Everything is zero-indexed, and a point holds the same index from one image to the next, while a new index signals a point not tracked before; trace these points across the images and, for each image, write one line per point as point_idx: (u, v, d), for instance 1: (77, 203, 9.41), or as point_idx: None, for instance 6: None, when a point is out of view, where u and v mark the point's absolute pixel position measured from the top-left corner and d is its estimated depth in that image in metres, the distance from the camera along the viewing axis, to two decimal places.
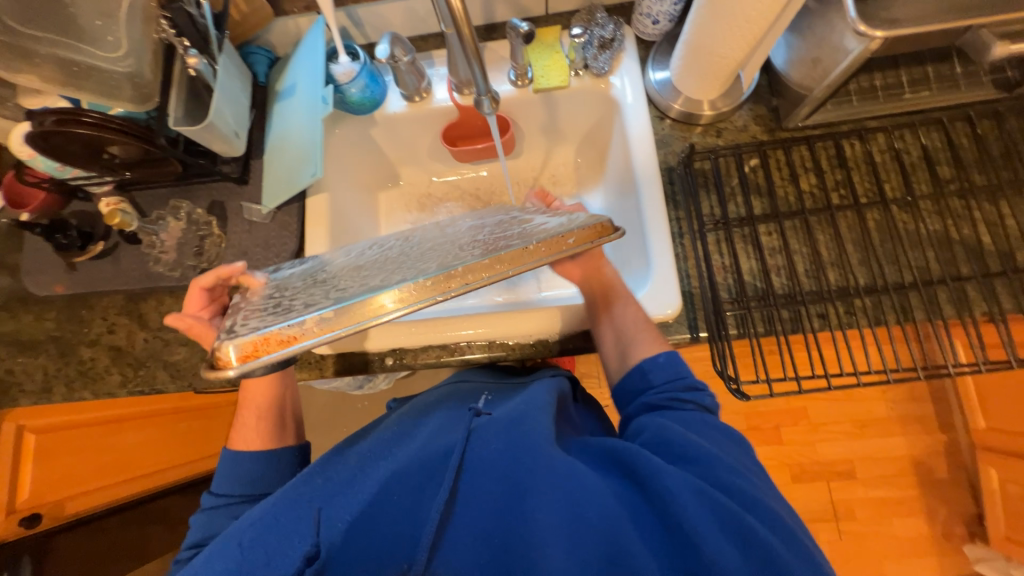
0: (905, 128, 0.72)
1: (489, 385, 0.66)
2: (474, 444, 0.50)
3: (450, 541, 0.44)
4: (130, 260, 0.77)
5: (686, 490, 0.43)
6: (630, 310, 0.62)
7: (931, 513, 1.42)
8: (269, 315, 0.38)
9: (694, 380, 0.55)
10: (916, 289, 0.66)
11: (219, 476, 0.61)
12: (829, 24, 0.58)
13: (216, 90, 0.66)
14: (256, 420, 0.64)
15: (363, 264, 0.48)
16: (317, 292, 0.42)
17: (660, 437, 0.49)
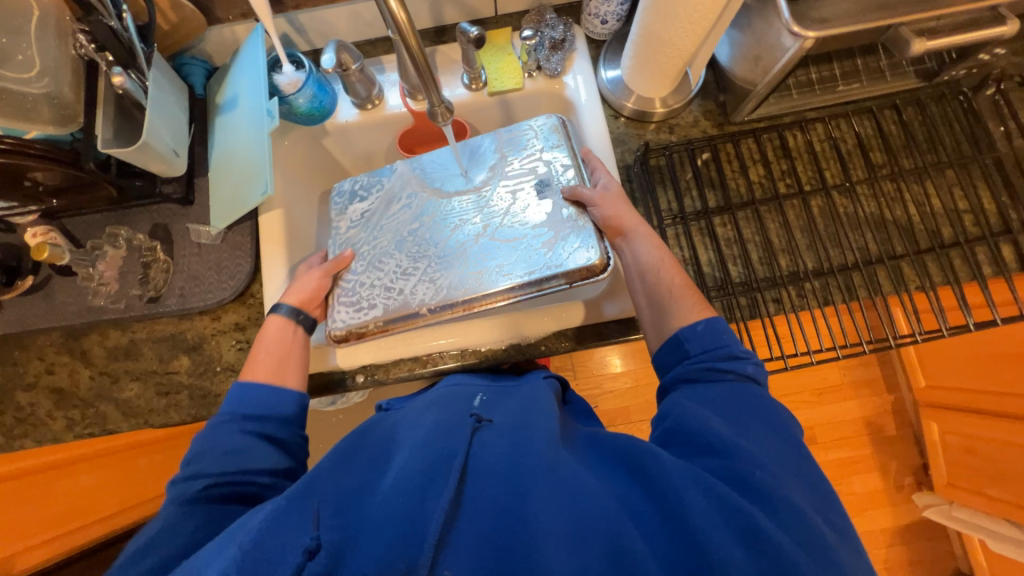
0: (841, 118, 0.76)
1: (483, 386, 0.63)
2: (478, 448, 0.48)
3: (452, 542, 0.41)
4: (66, 293, 0.71)
5: (696, 492, 0.42)
6: (669, 274, 0.60)
7: (883, 468, 1.55)
8: (352, 309, 0.70)
9: (736, 350, 0.53)
10: (858, 270, 0.70)
11: (231, 396, 0.59)
12: (765, 23, 0.60)
13: (148, 107, 0.62)
14: (271, 358, 0.63)
15: (414, 255, 0.72)
16: (381, 293, 0.70)
17: (679, 426, 0.48)
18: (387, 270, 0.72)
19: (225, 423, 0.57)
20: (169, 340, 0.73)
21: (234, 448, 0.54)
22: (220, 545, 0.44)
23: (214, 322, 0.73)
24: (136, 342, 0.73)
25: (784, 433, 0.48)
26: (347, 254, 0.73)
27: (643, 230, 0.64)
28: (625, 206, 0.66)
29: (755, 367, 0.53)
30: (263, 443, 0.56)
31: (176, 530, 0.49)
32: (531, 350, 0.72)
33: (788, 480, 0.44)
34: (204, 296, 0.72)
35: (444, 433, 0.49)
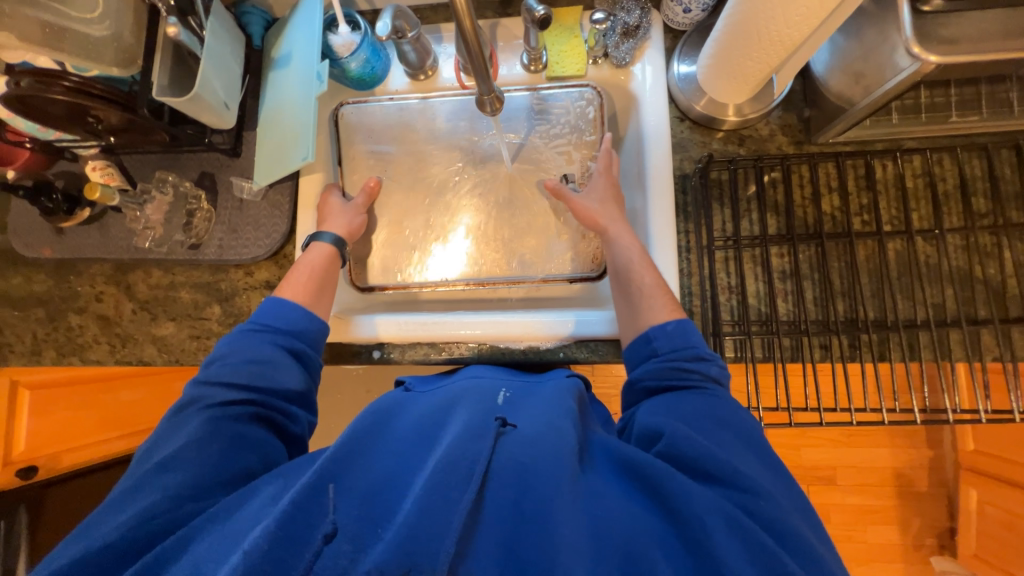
0: (945, 152, 0.66)
1: (506, 380, 0.59)
2: (502, 456, 0.43)
3: (474, 554, 0.38)
4: (117, 229, 0.75)
5: (712, 512, 0.40)
6: (640, 274, 0.60)
7: (905, 524, 1.45)
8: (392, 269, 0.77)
9: (703, 350, 0.52)
10: (928, 328, 0.63)
11: (262, 311, 0.60)
12: (878, 36, 0.52)
13: (203, 58, 0.61)
14: (306, 278, 0.64)
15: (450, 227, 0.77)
16: (419, 256, 0.77)
17: (673, 447, 0.45)
18: (413, 235, 0.77)
19: (250, 336, 0.57)
20: (205, 287, 0.76)
21: (260, 360, 0.55)
22: (229, 530, 0.42)
23: (247, 277, 0.75)
24: (175, 284, 0.77)
25: (766, 453, 0.47)
26: (372, 182, 0.74)
27: (615, 230, 0.64)
28: (611, 204, 0.67)
29: (719, 370, 0.52)
30: (287, 359, 0.57)
31: (198, 442, 0.49)
32: (549, 355, 0.70)
33: (787, 504, 0.43)
34: (241, 251, 0.73)
35: (465, 438, 0.44)
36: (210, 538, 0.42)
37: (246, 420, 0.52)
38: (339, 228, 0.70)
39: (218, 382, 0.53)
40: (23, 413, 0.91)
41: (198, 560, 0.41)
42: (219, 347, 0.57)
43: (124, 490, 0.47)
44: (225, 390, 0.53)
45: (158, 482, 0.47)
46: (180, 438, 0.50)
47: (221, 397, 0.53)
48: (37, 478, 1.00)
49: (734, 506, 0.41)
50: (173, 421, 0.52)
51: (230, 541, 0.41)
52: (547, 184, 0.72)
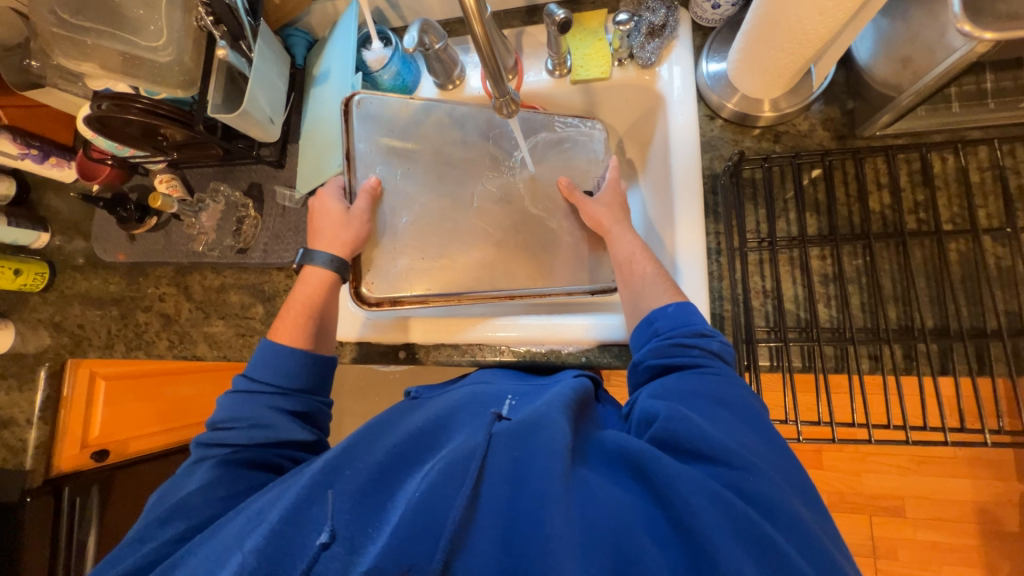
0: (1018, 142, 0.59)
1: (514, 387, 0.59)
2: (497, 450, 0.43)
3: (471, 547, 0.39)
4: (178, 235, 0.82)
5: (699, 491, 0.39)
6: (643, 262, 0.61)
7: (990, 567, 1.28)
8: (405, 276, 0.70)
9: (704, 327, 0.51)
10: (1001, 339, 0.56)
11: (255, 360, 0.59)
12: (926, 16, 0.48)
13: (251, 77, 0.67)
14: (302, 320, 0.63)
15: (468, 231, 0.72)
16: (434, 263, 0.70)
17: (668, 429, 0.43)
18: (430, 241, 0.71)
19: (245, 398, 0.57)
20: (251, 288, 0.82)
21: (262, 423, 0.56)
22: (215, 546, 0.45)
23: (288, 279, 0.80)
24: (226, 286, 0.83)
25: (765, 431, 0.45)
26: (371, 180, 0.69)
27: (616, 231, 0.65)
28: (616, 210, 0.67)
29: (721, 344, 0.51)
30: (288, 418, 0.57)
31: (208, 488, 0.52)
32: (571, 359, 0.69)
33: (781, 482, 0.41)
34: (282, 254, 0.79)
35: (466, 438, 0.45)
36: (218, 541, 0.45)
37: (250, 470, 0.54)
38: (333, 246, 0.66)
39: (222, 440, 0.55)
40: (98, 403, 1.01)
41: (212, 555, 0.44)
42: (222, 406, 0.58)
43: (132, 537, 0.51)
44: (231, 443, 0.55)
45: (162, 533, 0.50)
46: (191, 485, 0.53)
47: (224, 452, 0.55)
48: (108, 462, 1.11)
49: (725, 487, 0.39)
50: (187, 471, 0.56)
51: (239, 532, 0.45)
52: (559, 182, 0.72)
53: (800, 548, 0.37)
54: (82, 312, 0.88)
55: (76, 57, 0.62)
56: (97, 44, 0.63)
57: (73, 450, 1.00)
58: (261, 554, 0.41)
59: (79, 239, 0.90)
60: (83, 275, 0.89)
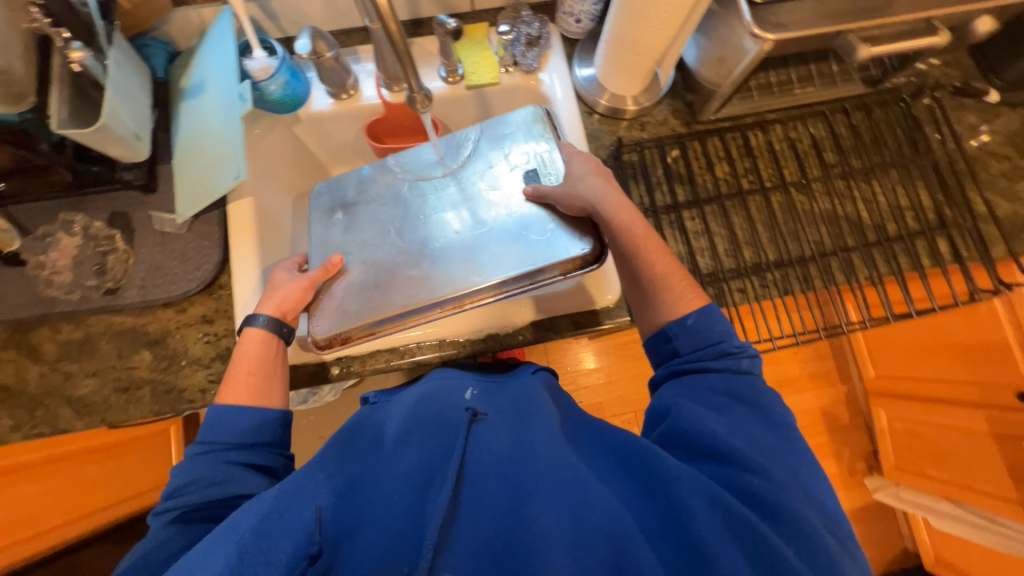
0: (798, 120, 0.81)
1: (465, 376, 0.62)
2: (475, 446, 0.46)
3: (453, 547, 0.39)
4: (12, 285, 0.66)
5: (695, 493, 0.41)
6: (649, 260, 0.59)
7: (839, 454, 1.64)
8: (351, 314, 0.65)
9: (728, 346, 0.53)
10: (814, 261, 0.76)
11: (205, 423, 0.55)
12: (728, 27, 0.64)
13: (108, 87, 0.59)
14: (246, 375, 0.59)
15: (416, 254, 0.68)
16: (383, 290, 0.66)
17: (677, 428, 0.48)
18: (371, 270, 0.68)
19: (204, 456, 0.53)
20: (129, 334, 0.70)
21: (215, 480, 0.52)
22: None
23: (179, 315, 0.70)
24: (92, 336, 0.69)
25: (783, 437, 0.48)
26: (335, 259, 0.67)
27: (606, 215, 0.60)
28: (595, 176, 0.63)
29: (750, 360, 0.54)
30: (242, 471, 0.53)
31: (160, 553, 0.47)
32: (508, 340, 0.72)
33: (790, 485, 0.44)
34: (169, 288, 0.69)
35: (443, 436, 0.47)
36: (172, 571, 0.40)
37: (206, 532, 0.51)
38: (273, 304, 0.63)
39: (180, 491, 0.51)
40: None
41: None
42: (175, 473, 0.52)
43: None
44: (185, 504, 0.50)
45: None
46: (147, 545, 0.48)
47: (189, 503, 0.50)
48: None
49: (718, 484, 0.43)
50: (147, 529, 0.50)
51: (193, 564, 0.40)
52: (528, 189, 0.67)
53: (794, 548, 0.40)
54: None
55: None
56: None
57: None
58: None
59: None
60: None
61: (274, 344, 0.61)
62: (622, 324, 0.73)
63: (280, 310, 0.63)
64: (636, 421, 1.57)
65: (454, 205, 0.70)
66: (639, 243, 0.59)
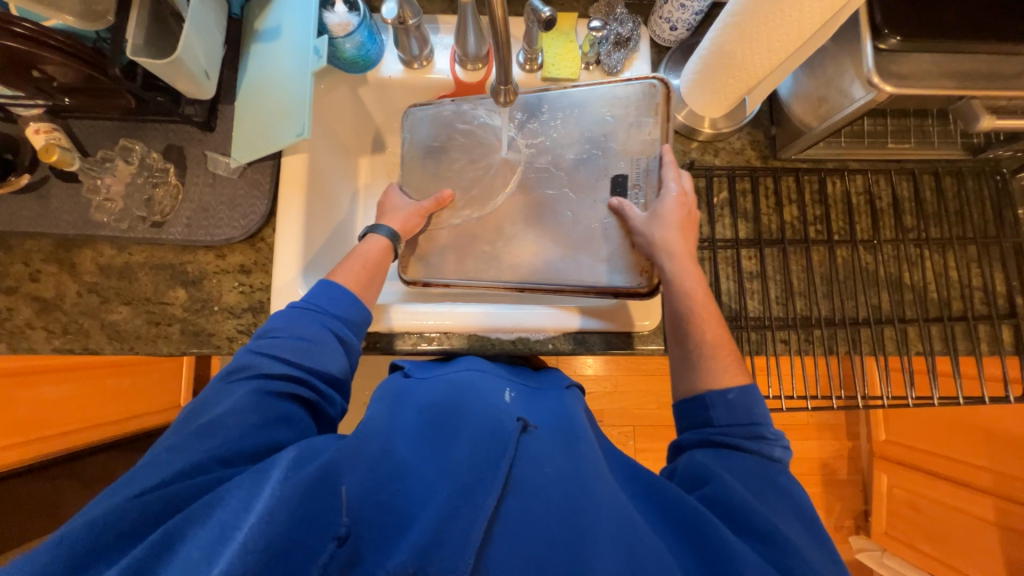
0: (882, 174, 0.76)
1: (495, 372, 0.61)
2: (526, 463, 0.45)
3: (490, 560, 0.38)
4: (62, 200, 0.67)
5: (753, 567, 0.39)
6: (701, 329, 0.57)
7: (829, 507, 1.62)
8: (438, 262, 0.73)
9: (764, 430, 0.51)
10: (868, 326, 0.72)
11: (311, 292, 0.57)
12: (839, 67, 0.59)
13: (187, 21, 0.57)
14: (360, 268, 0.63)
15: (501, 223, 0.73)
16: (471, 243, 0.73)
17: (719, 495, 0.46)
18: (462, 228, 0.74)
19: (299, 313, 0.55)
20: (168, 269, 0.70)
21: (309, 339, 0.53)
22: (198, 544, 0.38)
23: (218, 260, 0.70)
24: (132, 265, 0.70)
25: (813, 528, 0.46)
26: (446, 194, 0.73)
27: (671, 270, 0.60)
28: (674, 235, 0.60)
29: (781, 450, 0.52)
30: (333, 343, 0.54)
31: (235, 420, 0.46)
32: (538, 347, 0.71)
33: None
34: (213, 231, 0.69)
35: (489, 444, 0.46)
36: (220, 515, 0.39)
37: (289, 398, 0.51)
38: (396, 223, 0.69)
39: (268, 353, 0.51)
40: None
41: (224, 522, 0.39)
42: (266, 332, 0.53)
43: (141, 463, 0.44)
44: (277, 363, 0.51)
45: (181, 456, 0.44)
46: (223, 404, 0.48)
47: (270, 368, 0.51)
48: None
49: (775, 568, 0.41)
50: (220, 386, 0.50)
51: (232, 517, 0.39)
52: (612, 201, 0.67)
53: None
54: None
55: None
56: None
57: None
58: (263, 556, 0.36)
59: None
60: None
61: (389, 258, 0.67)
62: (656, 352, 0.70)
63: (399, 227, 0.69)
64: (632, 435, 1.57)
65: (535, 219, 0.72)
66: (695, 306, 0.58)
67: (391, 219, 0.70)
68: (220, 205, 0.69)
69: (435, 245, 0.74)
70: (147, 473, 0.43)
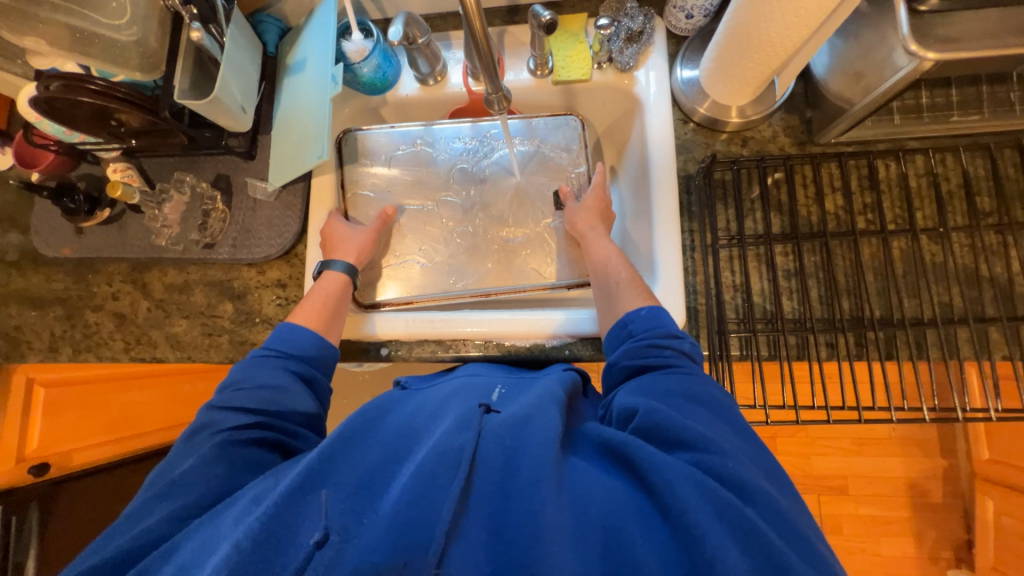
0: (948, 152, 0.67)
1: (504, 378, 0.60)
2: (488, 440, 0.44)
3: (463, 534, 0.40)
4: (135, 229, 0.77)
5: (683, 479, 0.40)
6: (616, 267, 0.65)
7: (920, 536, 1.42)
8: (404, 280, 0.78)
9: (675, 329, 0.55)
10: (935, 326, 0.62)
11: (274, 337, 0.61)
12: (876, 36, 0.53)
13: (223, 63, 0.64)
14: (320, 305, 0.65)
15: (464, 232, 0.81)
16: (437, 253, 0.80)
17: (649, 419, 0.46)
18: (421, 243, 0.80)
19: (261, 361, 0.58)
20: (218, 285, 0.78)
21: (272, 385, 0.55)
22: (204, 538, 0.42)
23: (259, 276, 0.77)
24: (189, 282, 0.78)
25: (739, 426, 0.48)
26: (388, 210, 0.77)
27: (591, 237, 0.69)
28: (591, 214, 0.71)
29: (691, 345, 0.55)
30: (298, 384, 0.57)
31: (203, 473, 0.49)
32: (554, 353, 0.70)
33: (749, 464, 0.44)
34: (254, 250, 0.75)
35: (454, 429, 0.45)
36: (215, 524, 0.44)
37: (254, 447, 0.52)
38: (352, 256, 0.71)
39: (230, 407, 0.54)
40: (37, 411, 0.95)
41: (220, 532, 0.42)
42: (234, 385, 0.56)
43: (125, 517, 0.47)
44: (236, 415, 0.53)
45: (156, 512, 0.46)
46: (189, 460, 0.50)
47: (231, 422, 0.53)
48: (47, 477, 1.04)
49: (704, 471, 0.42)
50: (187, 443, 0.52)
51: (231, 524, 0.42)
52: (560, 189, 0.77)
53: (779, 532, 0.40)
54: (19, 313, 0.80)
55: (18, 29, 0.57)
56: (50, 18, 0.57)
57: (6, 465, 0.94)
58: (240, 556, 0.38)
59: (15, 233, 0.82)
60: (21, 272, 0.81)
61: (347, 290, 0.68)
62: None
63: (354, 256, 0.71)
64: None
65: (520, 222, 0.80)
66: (612, 260, 0.66)
67: (345, 251, 0.72)
68: (260, 228, 0.76)
69: (395, 262, 0.79)
70: (124, 531, 0.46)
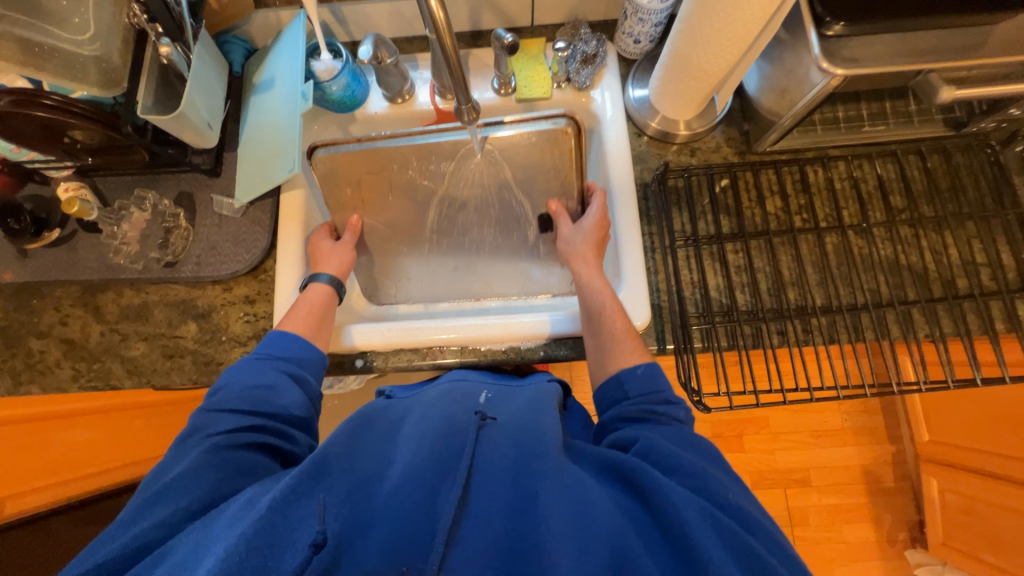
0: (864, 158, 0.76)
1: (487, 385, 0.62)
2: (490, 451, 0.46)
3: (462, 540, 0.40)
4: (88, 249, 0.73)
5: (687, 502, 0.42)
6: (611, 320, 0.64)
7: (878, 520, 1.50)
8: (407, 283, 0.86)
9: (671, 395, 0.56)
10: (867, 311, 0.70)
11: (263, 342, 0.61)
12: (796, 58, 0.61)
13: (188, 80, 0.64)
14: (305, 313, 0.65)
15: (452, 239, 0.85)
16: (434, 259, 0.86)
17: (648, 446, 0.48)
18: (416, 250, 0.85)
19: (252, 362, 0.57)
20: (181, 305, 0.75)
21: (263, 384, 0.55)
22: (203, 539, 0.41)
23: (225, 293, 0.75)
24: (148, 304, 0.75)
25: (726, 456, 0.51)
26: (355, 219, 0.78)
27: (586, 276, 0.69)
28: (590, 245, 0.72)
29: (686, 412, 0.56)
30: (291, 384, 0.57)
31: (196, 479, 0.47)
32: (530, 355, 0.72)
33: (738, 491, 0.47)
34: (220, 266, 0.74)
35: (452, 436, 0.47)
36: (212, 524, 0.42)
37: (247, 449, 0.51)
38: (333, 268, 0.72)
39: (219, 410, 0.53)
40: None
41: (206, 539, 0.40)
42: (227, 388, 0.55)
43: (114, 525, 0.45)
44: (227, 417, 0.52)
45: (145, 520, 0.44)
46: (179, 467, 0.49)
47: (226, 424, 0.52)
48: None
49: (703, 496, 0.44)
50: (176, 451, 0.51)
51: (217, 533, 0.41)
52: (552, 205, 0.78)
53: (769, 549, 0.42)
54: None
55: None
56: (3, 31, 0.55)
57: None
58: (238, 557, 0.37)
59: None
60: None
61: (330, 304, 0.68)
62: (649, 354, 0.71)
63: (337, 269, 0.73)
64: None
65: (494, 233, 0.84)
66: (606, 313, 0.65)
67: (328, 264, 0.73)
68: (226, 244, 0.75)
69: (396, 265, 0.85)
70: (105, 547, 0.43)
